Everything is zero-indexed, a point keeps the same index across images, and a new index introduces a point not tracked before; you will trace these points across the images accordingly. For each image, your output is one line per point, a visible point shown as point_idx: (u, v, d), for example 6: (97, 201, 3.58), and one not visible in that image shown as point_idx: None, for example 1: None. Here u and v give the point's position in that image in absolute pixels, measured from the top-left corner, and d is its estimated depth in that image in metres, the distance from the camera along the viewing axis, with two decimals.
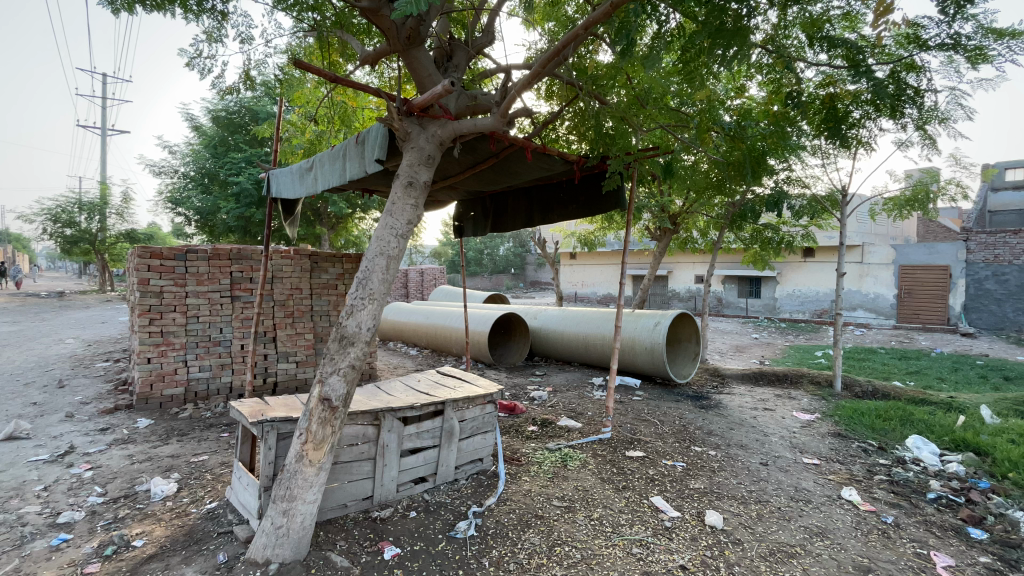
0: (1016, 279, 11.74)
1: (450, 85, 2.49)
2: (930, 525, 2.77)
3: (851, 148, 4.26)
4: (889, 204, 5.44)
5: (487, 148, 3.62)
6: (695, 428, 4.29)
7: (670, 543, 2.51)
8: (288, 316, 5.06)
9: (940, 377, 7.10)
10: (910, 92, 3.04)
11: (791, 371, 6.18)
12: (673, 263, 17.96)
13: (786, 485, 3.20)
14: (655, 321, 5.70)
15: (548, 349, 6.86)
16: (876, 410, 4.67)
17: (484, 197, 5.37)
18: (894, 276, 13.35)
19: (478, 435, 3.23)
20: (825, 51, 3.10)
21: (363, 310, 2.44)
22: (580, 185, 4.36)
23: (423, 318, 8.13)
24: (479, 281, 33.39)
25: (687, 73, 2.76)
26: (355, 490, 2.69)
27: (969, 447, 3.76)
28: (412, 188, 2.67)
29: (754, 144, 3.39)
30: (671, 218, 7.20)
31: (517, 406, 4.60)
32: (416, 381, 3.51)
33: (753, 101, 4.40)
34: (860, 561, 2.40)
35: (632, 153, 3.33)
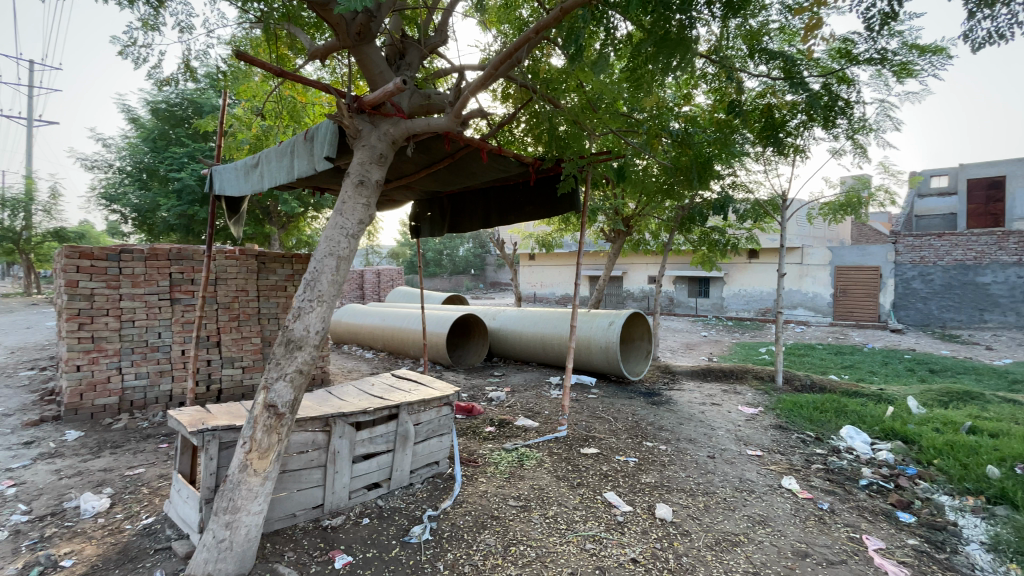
0: (939, 278, 12.75)
1: (401, 84, 2.45)
2: (862, 510, 2.96)
3: (791, 156, 4.50)
4: (825, 209, 5.77)
5: (442, 148, 3.59)
6: (647, 424, 4.42)
7: (623, 537, 2.57)
8: (233, 319, 4.84)
9: (872, 371, 7.60)
10: (842, 105, 3.25)
11: (737, 367, 6.46)
12: (628, 264, 18.43)
13: (732, 477, 3.35)
14: (609, 321, 5.81)
15: (507, 350, 6.87)
16: (814, 403, 4.95)
17: (441, 197, 5.31)
18: (830, 276, 14.21)
19: (433, 438, 3.19)
20: (764, 64, 3.27)
21: (311, 312, 2.36)
22: (536, 187, 4.40)
23: (379, 320, 7.97)
24: (438, 282, 33.10)
25: (635, 79, 2.83)
26: (304, 499, 2.60)
27: (896, 436, 4.05)
28: (363, 187, 2.61)
29: (701, 150, 3.53)
30: (625, 221, 7.44)
31: (474, 407, 4.59)
32: (370, 384, 3.43)
33: (699, 108, 4.57)
34: (798, 546, 2.54)
35: (586, 157, 3.53)
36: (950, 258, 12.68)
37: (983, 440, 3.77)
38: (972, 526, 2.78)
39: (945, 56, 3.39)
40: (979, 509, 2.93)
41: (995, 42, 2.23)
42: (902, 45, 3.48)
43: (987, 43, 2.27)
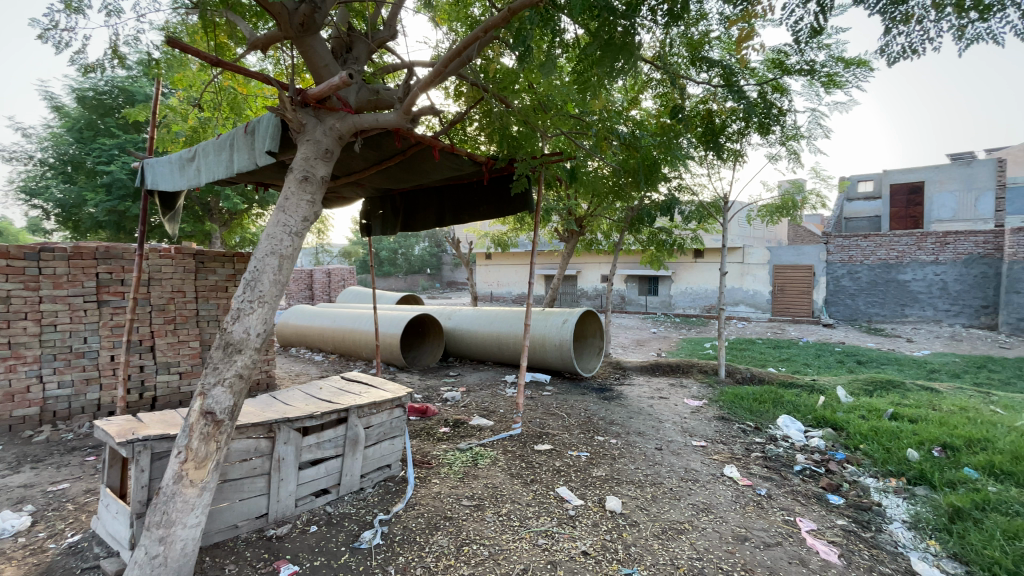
0: (866, 276, 13.75)
1: (347, 78, 2.38)
2: (796, 494, 3.15)
3: (732, 160, 4.73)
4: (763, 210, 6.08)
5: (393, 145, 3.53)
6: (599, 419, 4.51)
7: (574, 531, 2.62)
8: (169, 322, 4.56)
9: (806, 363, 8.11)
10: (776, 114, 3.45)
11: (683, 362, 6.72)
12: (581, 263, 18.77)
13: (677, 467, 3.48)
14: (563, 319, 5.89)
15: (462, 350, 6.84)
16: (754, 394, 5.22)
17: (393, 195, 5.21)
18: (768, 274, 15.02)
19: (385, 441, 3.13)
20: (706, 72, 3.41)
21: (252, 314, 2.26)
22: (490, 187, 4.40)
23: (329, 321, 7.73)
24: (393, 282, 32.54)
25: (582, 82, 2.87)
26: (246, 509, 2.49)
27: (827, 423, 4.33)
28: (308, 183, 2.51)
29: (647, 153, 3.65)
30: (578, 221, 7.56)
31: (428, 409, 4.53)
32: (318, 388, 3.32)
33: (646, 112, 4.71)
34: (738, 531, 2.67)
35: (537, 157, 3.52)
36: (874, 257, 13.67)
37: (902, 425, 4.11)
38: (894, 505, 3.03)
39: (867, 68, 3.65)
40: (900, 490, 3.19)
41: (908, 57, 2.41)
42: (829, 57, 3.73)
43: (901, 58, 2.45)
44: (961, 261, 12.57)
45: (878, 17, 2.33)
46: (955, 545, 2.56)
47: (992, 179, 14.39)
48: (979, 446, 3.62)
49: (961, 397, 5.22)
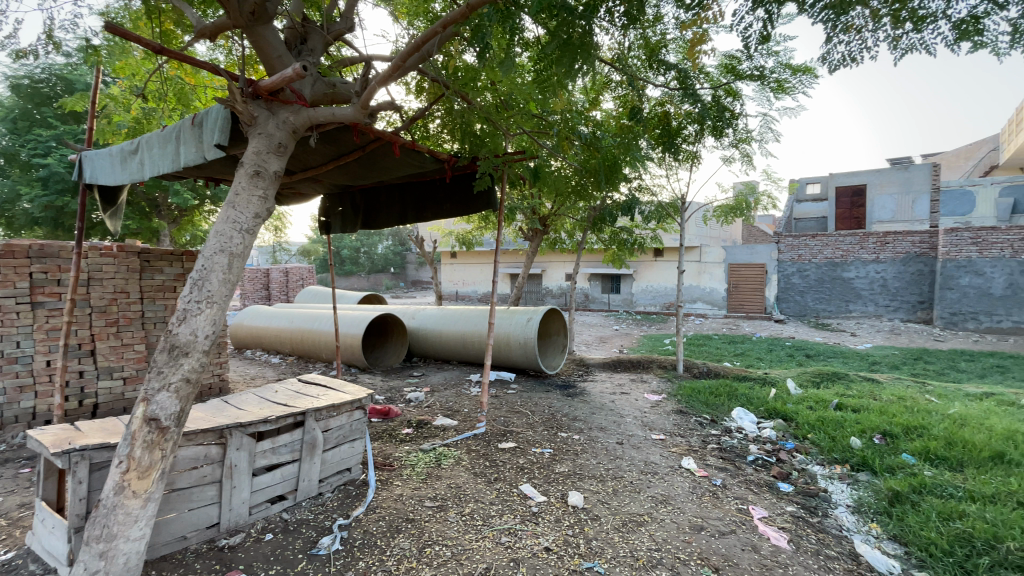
0: (814, 274, 14.45)
1: (301, 70, 2.30)
2: (750, 483, 3.28)
3: (688, 161, 4.86)
4: (718, 210, 6.30)
5: (351, 140, 3.45)
6: (562, 415, 4.56)
7: (537, 527, 2.63)
8: (111, 325, 4.30)
9: (759, 357, 8.46)
10: (729, 118, 3.58)
11: (644, 358, 6.89)
12: (546, 263, 18.93)
13: (638, 460, 3.56)
14: (528, 317, 5.91)
15: (426, 349, 6.76)
16: (710, 388, 5.40)
17: (353, 191, 5.08)
18: (724, 272, 15.66)
19: (345, 444, 3.06)
20: (664, 76, 3.50)
21: (199, 315, 2.16)
22: (453, 184, 4.36)
23: (287, 322, 7.49)
24: (355, 281, 31.86)
25: (542, 82, 2.87)
26: (196, 519, 2.38)
27: (777, 414, 4.53)
28: (260, 178, 2.42)
29: (607, 153, 3.71)
30: (541, 220, 7.61)
31: (391, 410, 4.46)
32: (273, 391, 3.21)
33: (607, 112, 4.79)
34: (695, 521, 2.75)
35: (500, 156, 3.54)
36: (821, 256, 14.33)
37: (846, 415, 4.34)
38: (838, 491, 3.20)
39: (813, 76, 3.83)
40: (844, 476, 3.37)
41: (848, 65, 2.54)
42: (778, 64, 3.89)
43: (841, 66, 2.58)
44: (900, 259, 13.39)
45: (821, 25, 2.43)
46: (894, 527, 2.72)
47: (927, 183, 15.42)
48: (915, 433, 3.86)
49: (899, 387, 5.56)
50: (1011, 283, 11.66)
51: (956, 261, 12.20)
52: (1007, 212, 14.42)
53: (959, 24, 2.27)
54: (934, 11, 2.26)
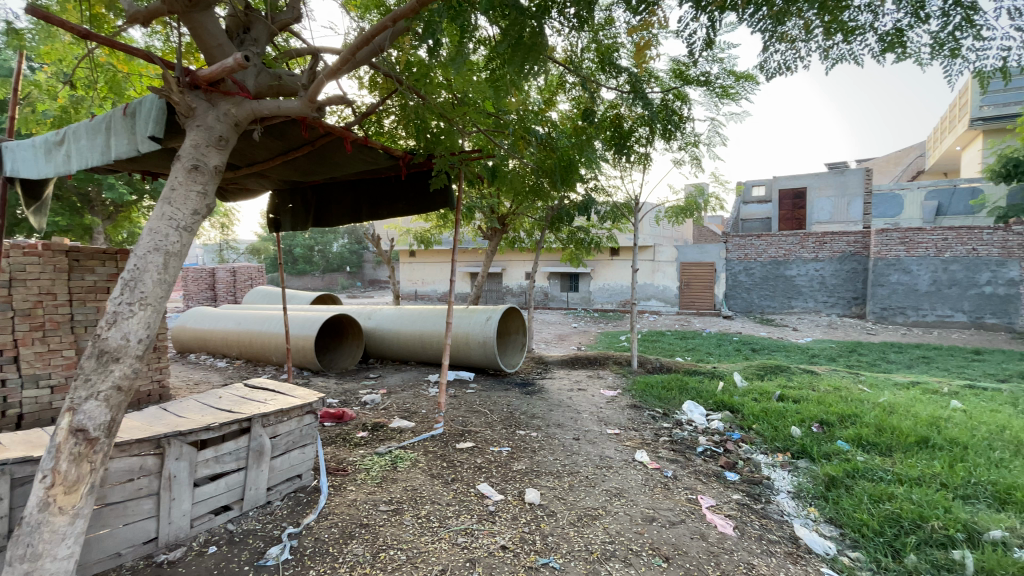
0: (759, 272, 15.18)
1: (243, 60, 2.20)
2: (699, 474, 3.40)
3: (641, 163, 5.00)
4: (670, 211, 6.50)
5: (299, 135, 3.33)
6: (520, 413, 4.59)
7: (494, 526, 2.63)
8: (36, 329, 3.96)
9: (709, 352, 8.82)
10: (677, 120, 3.72)
11: (600, 355, 7.03)
12: (506, 261, 18.96)
13: (593, 455, 3.63)
14: (487, 316, 5.90)
15: (383, 350, 6.63)
16: (663, 382, 5.58)
17: (304, 187, 4.90)
18: (676, 270, 16.19)
19: (294, 450, 2.95)
20: (616, 79, 3.58)
21: (132, 318, 2.02)
22: (408, 182, 4.28)
23: (234, 324, 7.16)
24: (308, 281, 30.90)
25: (495, 82, 2.85)
26: (131, 535, 2.23)
27: (725, 406, 4.73)
28: (199, 173, 2.29)
29: (562, 154, 3.75)
30: (500, 219, 7.61)
31: (345, 413, 4.34)
32: (217, 397, 3.05)
33: (563, 112, 4.86)
34: (647, 512, 2.83)
35: (457, 154, 3.50)
36: (766, 255, 15.07)
37: (787, 405, 4.59)
38: (780, 478, 3.37)
39: (754, 83, 4.01)
40: (785, 464, 3.55)
41: (783, 73, 2.67)
42: (722, 71, 4.05)
43: (777, 73, 2.71)
44: (836, 258, 14.25)
45: (760, 33, 2.54)
46: (830, 510, 2.89)
47: (861, 186, 16.49)
48: (849, 421, 4.13)
49: (835, 378, 5.94)
50: (933, 279, 12.65)
51: (886, 259, 13.13)
52: (931, 214, 15.48)
53: (884, 37, 2.44)
54: (862, 24, 2.43)
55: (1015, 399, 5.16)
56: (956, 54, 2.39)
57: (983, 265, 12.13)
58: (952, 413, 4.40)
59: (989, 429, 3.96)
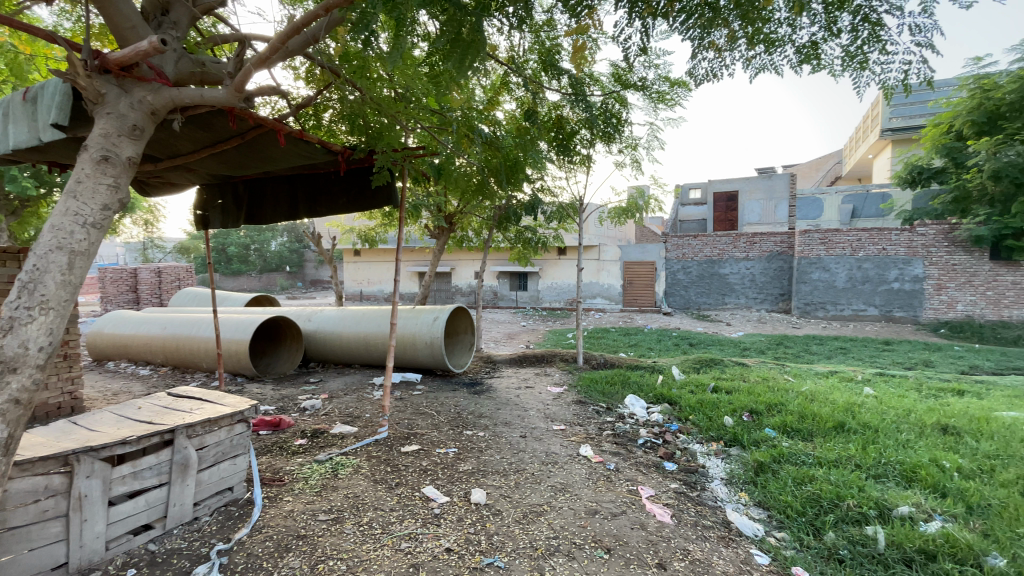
0: (696, 270, 15.97)
1: (159, 44, 2.03)
2: (639, 465, 3.52)
3: (584, 164, 5.12)
4: (612, 212, 6.70)
5: (227, 126, 3.14)
6: (468, 413, 4.56)
7: (438, 529, 2.60)
8: None
9: (650, 347, 9.17)
10: (616, 123, 3.85)
11: (547, 353, 7.12)
12: (454, 261, 18.82)
13: (539, 452, 3.67)
14: (434, 317, 5.82)
15: (325, 353, 6.39)
16: (607, 377, 5.74)
17: (235, 182, 4.64)
18: (620, 269, 16.69)
19: (224, 462, 2.77)
20: (558, 80, 3.64)
21: (31, 324, 1.83)
22: (348, 178, 4.14)
23: (159, 327, 6.66)
24: (244, 281, 29.31)
25: (435, 78, 2.81)
26: (35, 562, 2.01)
27: (664, 399, 4.92)
28: (109, 164, 2.10)
29: (507, 153, 3.74)
30: (447, 218, 7.53)
31: (282, 420, 4.15)
32: (136, 408, 2.82)
33: (507, 111, 4.88)
34: (590, 506, 2.89)
35: (398, 150, 3.41)
36: (701, 254, 15.86)
37: (720, 396, 4.84)
38: (714, 465, 3.55)
39: (687, 89, 4.20)
40: (719, 452, 3.74)
41: (711, 79, 2.83)
42: (658, 77, 4.22)
43: (706, 79, 2.86)
44: (765, 257, 15.22)
45: (689, 41, 2.67)
46: (759, 494, 3.07)
47: (786, 191, 17.67)
48: (776, 409, 4.42)
49: (764, 369, 6.34)
50: (849, 277, 13.77)
51: (808, 258, 14.17)
52: (847, 216, 16.65)
53: (801, 49, 2.64)
54: (781, 37, 2.64)
55: (917, 385, 5.71)
56: (863, 66, 2.63)
57: (892, 263, 13.25)
58: (865, 399, 4.81)
59: (896, 412, 4.36)
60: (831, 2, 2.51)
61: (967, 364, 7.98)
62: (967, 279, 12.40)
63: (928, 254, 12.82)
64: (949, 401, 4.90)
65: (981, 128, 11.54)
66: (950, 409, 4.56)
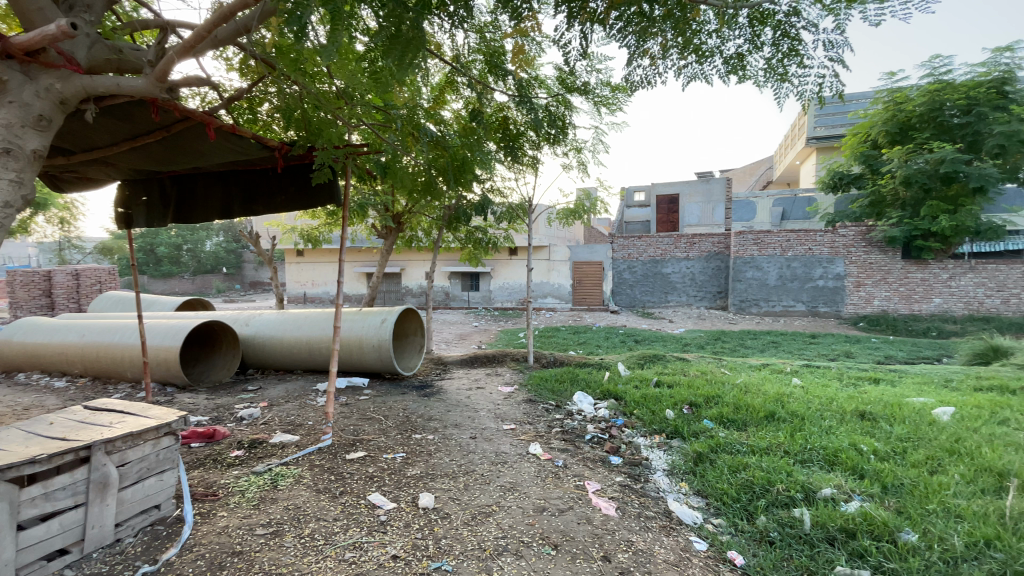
0: (640, 269, 16.55)
1: (71, 29, 1.86)
2: (587, 460, 3.60)
3: (532, 165, 5.18)
4: (560, 213, 6.83)
5: (149, 118, 2.94)
6: (417, 416, 4.49)
7: (384, 537, 2.54)
8: None
9: (598, 344, 9.41)
10: (561, 126, 3.94)
11: (498, 352, 7.15)
12: (404, 261, 18.49)
13: (489, 452, 3.68)
14: (381, 318, 5.68)
15: (264, 359, 6.09)
16: (556, 375, 5.84)
17: (162, 178, 4.33)
18: (569, 269, 17.00)
19: (151, 478, 2.59)
20: (505, 82, 3.67)
21: None
22: (286, 174, 3.97)
23: (77, 335, 6.12)
24: (176, 283, 27.45)
25: (376, 75, 2.73)
26: None
27: (611, 395, 5.06)
28: (11, 157, 1.95)
29: (454, 153, 3.71)
30: (395, 218, 7.38)
31: (216, 431, 3.92)
32: (47, 424, 2.58)
33: (454, 110, 4.85)
34: (539, 503, 2.92)
35: (340, 147, 3.29)
36: (646, 255, 16.46)
37: (663, 390, 5.04)
38: (657, 457, 3.68)
39: (628, 95, 4.35)
40: (662, 444, 3.89)
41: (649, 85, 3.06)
42: (600, 81, 4.34)
43: None
44: (704, 257, 15.98)
45: (627, 47, 2.86)
46: (698, 483, 3.22)
47: (723, 194, 18.62)
48: (713, 401, 4.65)
49: (703, 364, 6.66)
50: (780, 275, 14.68)
51: (743, 257, 15.00)
52: (778, 218, 17.95)
53: (730, 60, 2.94)
54: (711, 48, 2.88)
55: (839, 374, 6.20)
56: (783, 77, 2.87)
57: (817, 262, 14.25)
58: (792, 389, 5.15)
59: (820, 401, 4.70)
60: (754, 18, 2.72)
61: (883, 355, 8.73)
62: (882, 276, 13.55)
63: (848, 254, 13.88)
64: (866, 389, 5.35)
65: (894, 137, 12.67)
66: (867, 396, 4.98)
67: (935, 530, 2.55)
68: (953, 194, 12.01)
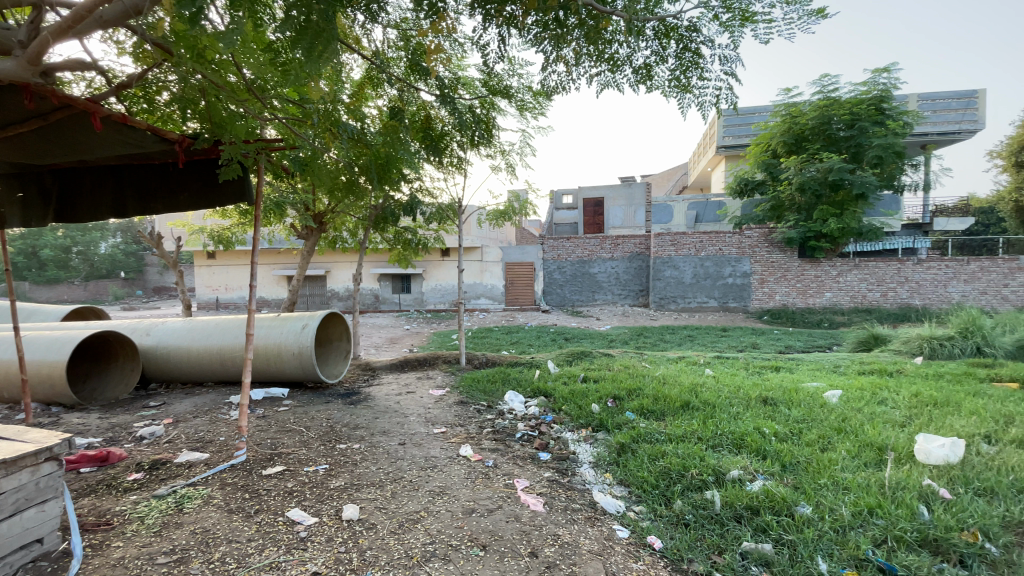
0: (569, 269, 17.04)
1: None
2: (516, 459, 3.64)
3: (459, 166, 5.18)
4: (490, 214, 6.87)
5: (21, 104, 2.61)
6: (341, 425, 4.32)
7: (305, 553, 2.42)
8: None
9: (529, 343, 9.56)
10: (485, 127, 3.95)
11: (429, 355, 7.04)
12: (330, 263, 17.71)
13: (418, 457, 3.62)
14: (302, 324, 5.40)
15: (169, 371, 5.59)
16: (488, 376, 5.86)
17: (41, 171, 3.85)
18: (501, 270, 17.16)
19: (32, 508, 2.29)
20: (428, 82, 3.64)
21: None
22: (189, 171, 3.67)
23: None
24: (62, 290, 24.43)
25: (285, 68, 2.59)
26: None
27: (541, 392, 5.16)
28: None
29: (376, 152, 3.60)
30: (316, 217, 7.04)
31: (111, 453, 3.54)
32: None
33: (378, 107, 4.72)
34: (467, 505, 2.92)
35: (251, 142, 3.09)
36: (574, 255, 17.00)
37: (589, 386, 5.22)
38: (583, 451, 3.80)
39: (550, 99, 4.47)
40: (588, 438, 4.02)
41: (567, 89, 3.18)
42: (524, 87, 4.42)
43: None
44: (627, 257, 16.76)
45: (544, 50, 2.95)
46: (621, 473, 3.36)
47: (644, 198, 19.66)
48: (635, 393, 4.89)
49: (627, 358, 6.97)
50: (695, 273, 15.68)
51: (663, 257, 15.88)
52: (692, 220, 18.99)
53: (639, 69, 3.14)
54: (621, 58, 3.05)
55: (746, 364, 6.75)
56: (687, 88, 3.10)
57: (727, 262, 15.37)
58: (705, 380, 5.53)
59: (729, 389, 5.09)
60: (660, 31, 2.92)
61: (784, 345, 9.62)
62: (783, 274, 14.90)
63: (754, 253, 15.12)
64: (769, 376, 5.87)
65: (791, 147, 14.01)
66: (769, 383, 5.46)
67: (826, 502, 2.85)
68: (840, 199, 13.46)
